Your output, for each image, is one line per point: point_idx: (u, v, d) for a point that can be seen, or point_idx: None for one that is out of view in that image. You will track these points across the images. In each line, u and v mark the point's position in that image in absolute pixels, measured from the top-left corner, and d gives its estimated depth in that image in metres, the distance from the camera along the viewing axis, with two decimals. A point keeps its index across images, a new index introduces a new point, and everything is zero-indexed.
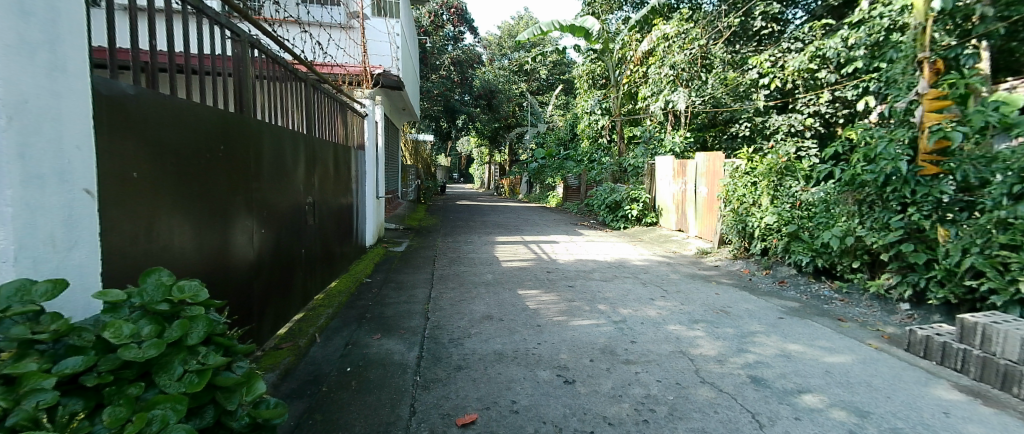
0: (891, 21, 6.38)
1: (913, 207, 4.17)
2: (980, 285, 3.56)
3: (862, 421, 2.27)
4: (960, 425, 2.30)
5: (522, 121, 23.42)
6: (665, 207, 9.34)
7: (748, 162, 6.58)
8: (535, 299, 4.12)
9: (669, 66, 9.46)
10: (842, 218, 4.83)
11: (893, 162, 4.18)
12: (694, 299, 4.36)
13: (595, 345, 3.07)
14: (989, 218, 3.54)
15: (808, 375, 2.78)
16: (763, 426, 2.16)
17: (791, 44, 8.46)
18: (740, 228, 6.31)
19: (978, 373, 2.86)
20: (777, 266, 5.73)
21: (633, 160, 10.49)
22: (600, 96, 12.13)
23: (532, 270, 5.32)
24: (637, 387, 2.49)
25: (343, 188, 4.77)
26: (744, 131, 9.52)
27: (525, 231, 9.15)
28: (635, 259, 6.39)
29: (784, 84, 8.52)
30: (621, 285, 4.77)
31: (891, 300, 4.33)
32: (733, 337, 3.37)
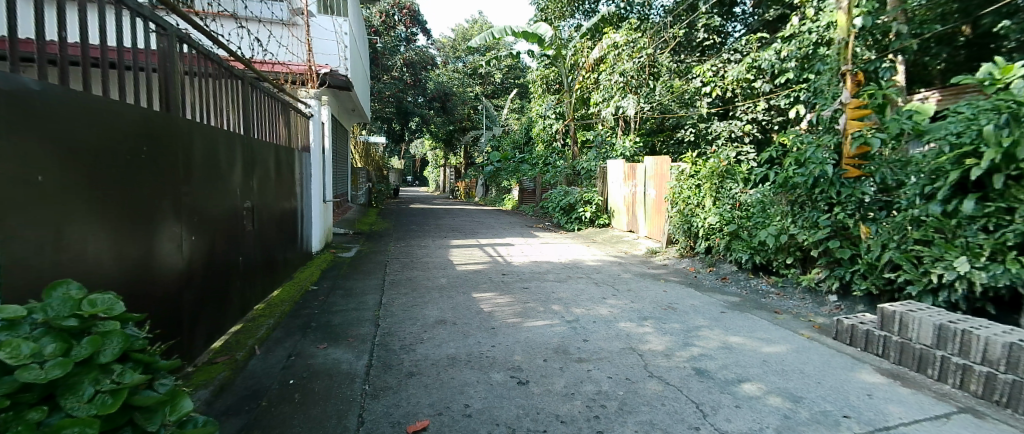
0: (818, 36, 7.03)
1: (839, 207, 4.52)
2: (897, 277, 3.90)
3: (795, 406, 2.42)
4: (881, 405, 2.50)
5: (478, 125, 23.41)
6: (616, 209, 9.62)
7: (692, 166, 6.91)
8: (489, 302, 4.11)
9: (619, 73, 9.76)
10: (776, 218, 5.17)
11: (820, 166, 4.53)
12: (643, 297, 4.52)
13: (548, 345, 3.10)
14: (905, 216, 3.89)
15: (747, 365, 2.94)
16: (706, 415, 2.26)
17: (731, 55, 9.07)
18: (685, 228, 6.62)
19: (897, 358, 3.14)
20: (719, 263, 6.05)
21: (586, 164, 10.74)
22: (554, 101, 12.71)
23: (487, 273, 5.31)
24: (589, 384, 2.53)
25: (286, 192, 4.55)
26: (689, 137, 9.97)
27: (480, 233, 9.13)
28: (588, 259, 6.54)
29: (725, 92, 9.10)
30: (575, 285, 4.87)
31: (821, 292, 4.68)
32: (679, 332, 3.51)
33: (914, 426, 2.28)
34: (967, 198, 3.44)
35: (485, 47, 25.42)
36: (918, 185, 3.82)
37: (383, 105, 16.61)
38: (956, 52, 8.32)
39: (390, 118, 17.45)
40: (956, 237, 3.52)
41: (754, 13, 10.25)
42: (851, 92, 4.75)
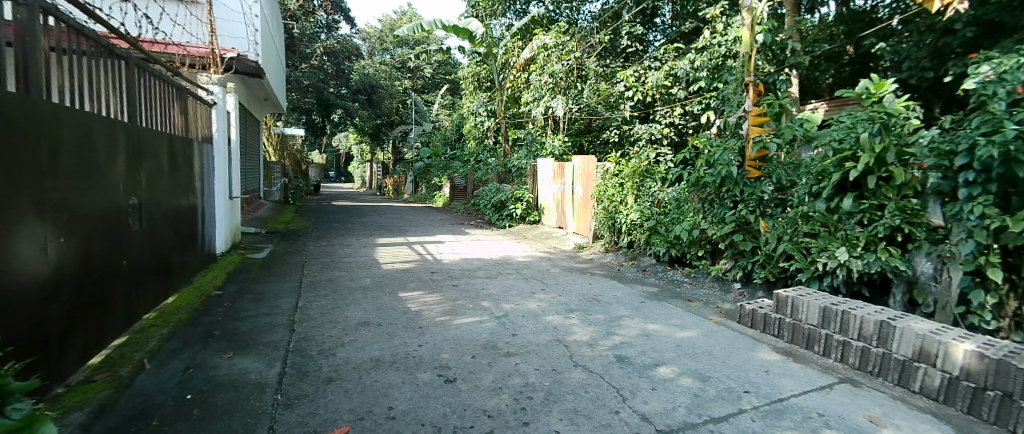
0: (726, 49, 7.65)
1: (742, 204, 4.97)
2: (790, 266, 4.39)
3: (704, 385, 2.63)
4: (776, 379, 2.80)
5: (408, 120, 22.77)
6: (546, 206, 9.83)
7: (616, 165, 7.25)
8: (416, 301, 4.01)
9: (549, 74, 9.98)
10: (690, 214, 5.58)
11: (726, 167, 4.95)
12: (570, 290, 4.67)
13: (476, 341, 3.08)
14: (796, 212, 4.38)
15: (663, 350, 3.14)
16: (626, 399, 2.38)
17: (651, 63, 9.71)
18: (610, 224, 7.02)
19: (790, 337, 3.54)
20: (640, 256, 6.43)
21: (517, 162, 10.78)
22: (486, 98, 12.71)
23: (416, 272, 5.18)
24: (517, 377, 2.56)
25: (182, 188, 4.10)
26: (614, 137, 10.46)
27: (408, 231, 8.89)
28: (518, 255, 6.63)
29: (645, 97, 9.66)
30: (505, 280, 4.91)
31: (728, 280, 5.13)
32: (603, 322, 3.67)
33: (802, 397, 2.57)
34: (846, 196, 3.95)
35: (414, 40, 24.75)
36: (807, 185, 4.31)
37: (302, 95, 15.56)
38: (841, 69, 9.63)
39: (310, 109, 16.44)
40: (837, 230, 4.04)
41: (672, 25, 10.96)
42: (752, 101, 5.27)
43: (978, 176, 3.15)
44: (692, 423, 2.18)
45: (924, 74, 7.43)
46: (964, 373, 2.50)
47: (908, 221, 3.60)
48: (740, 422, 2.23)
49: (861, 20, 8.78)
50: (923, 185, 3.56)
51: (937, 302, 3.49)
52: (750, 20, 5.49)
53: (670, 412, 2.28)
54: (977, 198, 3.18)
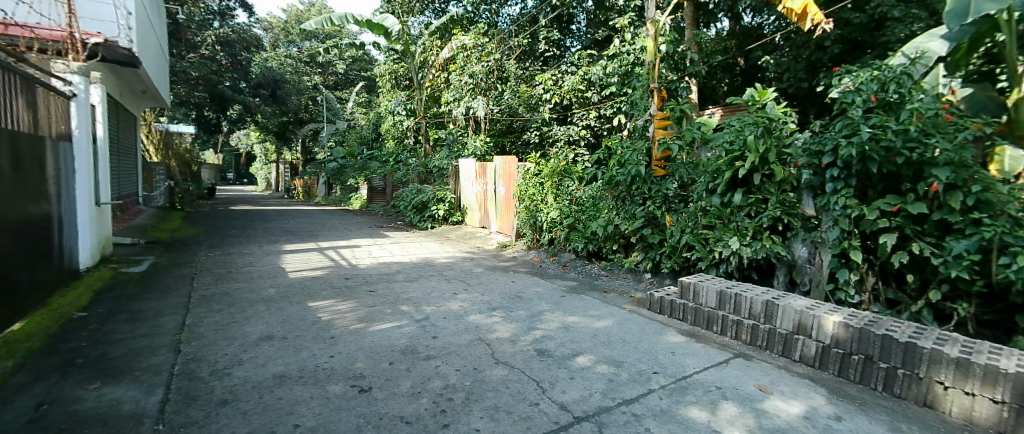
0: (634, 57, 8.07)
1: (650, 201, 5.34)
2: (691, 255, 4.80)
3: (618, 370, 2.78)
4: (682, 359, 3.04)
5: (320, 119, 21.44)
6: (469, 206, 9.81)
7: (536, 165, 7.37)
8: (327, 310, 3.77)
9: (469, 75, 10.02)
10: (605, 210, 5.87)
11: (635, 166, 5.33)
12: (492, 288, 4.68)
13: (393, 347, 2.97)
14: (696, 207, 4.78)
15: (580, 340, 3.27)
16: (545, 390, 2.44)
17: (568, 67, 9.90)
18: (531, 222, 7.19)
19: (693, 320, 3.86)
20: (560, 252, 6.67)
21: (437, 162, 10.58)
22: (404, 97, 12.37)
23: (327, 278, 4.89)
24: (437, 380, 2.50)
25: (29, 194, 3.45)
26: (534, 138, 10.59)
27: (320, 236, 8.35)
28: (439, 256, 6.52)
29: (563, 100, 9.74)
30: (426, 283, 4.80)
31: (639, 271, 5.48)
32: (524, 318, 3.72)
33: (703, 373, 2.82)
34: (736, 192, 4.39)
35: (325, 34, 23.38)
36: (705, 182, 4.73)
37: (191, 89, 13.94)
38: (733, 79, 10.71)
39: (201, 103, 14.80)
40: (729, 222, 4.48)
41: (587, 33, 11.31)
42: (657, 106, 5.69)
43: (841, 172, 3.68)
44: (607, 407, 2.30)
45: (800, 84, 8.60)
46: (834, 342, 2.91)
47: (786, 212, 4.09)
48: (650, 401, 2.39)
49: (750, 35, 9.99)
50: (798, 181, 4.08)
51: (811, 281, 4.01)
52: (654, 31, 5.90)
53: (586, 399, 2.37)
54: (840, 191, 3.70)
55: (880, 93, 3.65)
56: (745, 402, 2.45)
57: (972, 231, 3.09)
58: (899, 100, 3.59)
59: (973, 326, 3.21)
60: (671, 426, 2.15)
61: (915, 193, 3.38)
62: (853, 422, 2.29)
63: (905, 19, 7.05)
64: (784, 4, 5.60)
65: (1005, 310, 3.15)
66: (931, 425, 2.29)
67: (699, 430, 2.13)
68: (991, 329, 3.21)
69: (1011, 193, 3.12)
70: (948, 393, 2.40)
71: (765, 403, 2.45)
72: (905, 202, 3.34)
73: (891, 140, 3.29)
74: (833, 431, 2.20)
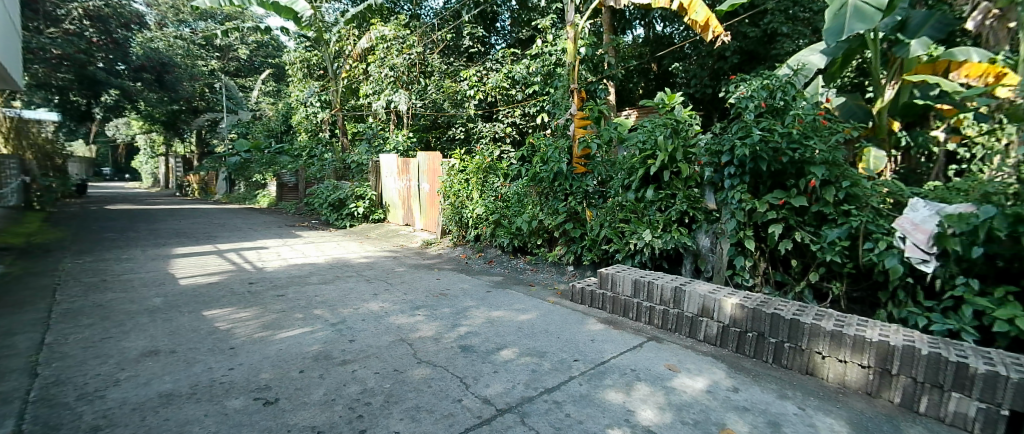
0: (556, 58, 8.21)
1: (572, 197, 5.54)
2: (609, 247, 5.06)
3: (542, 360, 2.83)
4: (601, 345, 3.17)
5: (219, 109, 19.37)
6: (391, 204, 9.48)
7: (460, 162, 7.26)
8: (227, 319, 3.41)
9: (390, 67, 9.70)
10: (529, 206, 5.96)
11: (557, 163, 5.49)
12: (415, 287, 4.56)
13: (305, 354, 2.77)
14: (614, 202, 5.03)
15: (504, 334, 3.29)
16: (469, 386, 2.41)
17: (493, 65, 9.75)
18: (456, 218, 7.12)
19: (611, 308, 4.06)
20: (486, 248, 6.70)
21: (356, 157, 10.22)
22: (318, 88, 11.63)
23: (228, 284, 4.44)
24: (353, 384, 2.37)
25: None
26: (460, 135, 10.27)
27: (220, 237, 7.57)
28: (357, 256, 6.21)
29: (487, 97, 9.53)
30: (343, 284, 4.54)
31: (562, 264, 5.66)
32: (449, 315, 3.66)
33: (619, 357, 2.98)
34: (648, 188, 4.70)
35: (224, 14, 21.16)
36: (622, 178, 4.99)
37: (53, 70, 11.89)
38: (647, 84, 11.48)
39: (67, 87, 12.68)
40: (643, 216, 4.78)
41: (512, 31, 11.16)
42: (577, 106, 5.89)
43: (736, 170, 4.08)
44: (529, 397, 2.33)
45: (705, 90, 9.46)
46: (732, 322, 3.21)
47: (692, 206, 4.44)
48: (570, 388, 2.47)
49: (662, 43, 10.76)
50: (701, 178, 4.44)
51: (713, 268, 4.39)
52: (574, 34, 6.09)
53: (509, 391, 2.39)
54: (737, 187, 4.10)
55: (769, 100, 4.08)
56: (656, 381, 2.63)
57: (842, 221, 3.58)
58: (784, 106, 4.03)
59: (844, 303, 3.72)
60: (589, 409, 2.24)
61: (797, 188, 3.84)
62: (748, 392, 2.56)
63: (792, 35, 8.04)
64: (689, 15, 6.04)
65: (869, 288, 3.68)
66: (812, 390, 2.63)
67: (615, 411, 2.24)
68: (859, 305, 3.75)
69: (873, 188, 3.65)
70: (825, 361, 2.77)
71: (674, 381, 2.64)
72: (789, 196, 3.79)
73: (778, 141, 3.71)
74: (731, 401, 2.43)
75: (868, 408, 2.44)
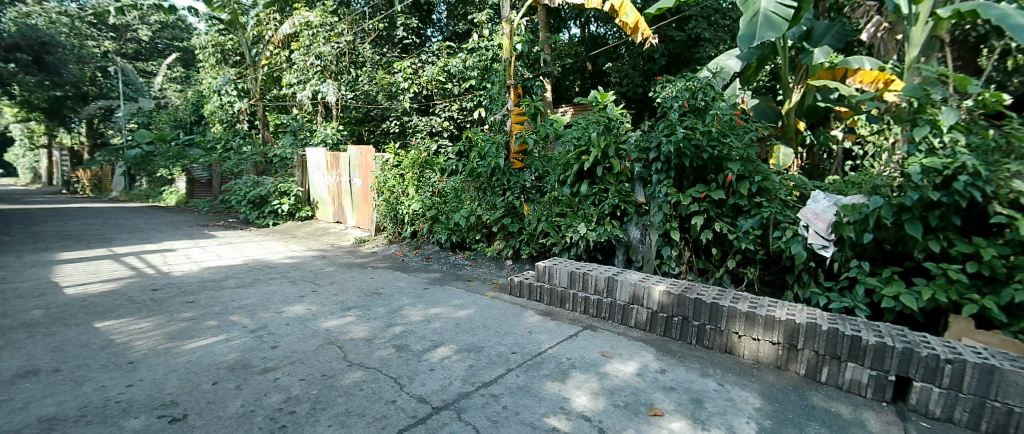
0: (492, 53, 8.17)
1: (510, 192, 5.57)
2: (547, 241, 5.14)
3: (479, 355, 2.82)
4: (538, 337, 3.22)
5: (115, 96, 17.19)
6: (320, 200, 9.01)
7: (395, 156, 7.02)
8: (124, 331, 3.04)
9: (316, 55, 9.28)
10: (467, 201, 5.90)
11: (494, 159, 5.49)
12: (347, 287, 4.35)
13: (219, 364, 2.53)
14: (550, 196, 5.12)
15: (441, 331, 3.23)
16: (403, 386, 2.34)
17: (427, 57, 9.39)
18: (391, 215, 6.89)
19: (548, 300, 4.13)
20: (424, 245, 6.56)
21: (279, 150, 9.58)
22: (233, 74, 10.73)
23: (127, 292, 3.97)
24: (275, 394, 2.21)
25: None
26: (394, 128, 9.85)
27: (118, 240, 6.75)
28: (283, 257, 5.82)
29: (422, 90, 9.19)
30: (265, 287, 4.23)
31: (502, 258, 5.68)
32: (382, 315, 3.53)
33: (555, 347, 3.04)
34: (583, 182, 4.84)
35: None
36: (558, 173, 5.09)
37: None
38: (581, 82, 11.81)
39: None
40: (578, 210, 4.89)
41: (448, 24, 10.79)
42: (513, 102, 5.91)
43: (662, 165, 4.30)
44: (466, 392, 2.31)
45: (637, 89, 9.91)
46: (660, 308, 3.39)
47: (623, 200, 4.63)
48: (508, 380, 2.48)
49: (596, 43, 11.13)
50: (631, 173, 4.63)
51: (643, 257, 4.60)
52: (509, 30, 6.05)
53: (445, 388, 2.35)
54: (663, 181, 4.32)
55: (691, 100, 4.33)
56: (590, 368, 2.71)
57: (755, 212, 3.90)
58: (705, 106, 4.31)
59: (758, 285, 4.07)
60: (525, 400, 2.26)
61: (717, 182, 4.12)
62: (674, 373, 2.71)
63: (713, 40, 8.59)
64: (620, 17, 6.26)
65: (778, 271, 4.05)
66: (730, 367, 2.85)
67: (551, 400, 2.28)
68: (770, 287, 4.10)
69: (781, 182, 4.01)
70: (741, 340, 3.01)
71: (606, 367, 2.74)
72: (709, 190, 4.07)
73: (699, 139, 3.97)
74: (658, 382, 2.57)
75: (778, 380, 2.68)
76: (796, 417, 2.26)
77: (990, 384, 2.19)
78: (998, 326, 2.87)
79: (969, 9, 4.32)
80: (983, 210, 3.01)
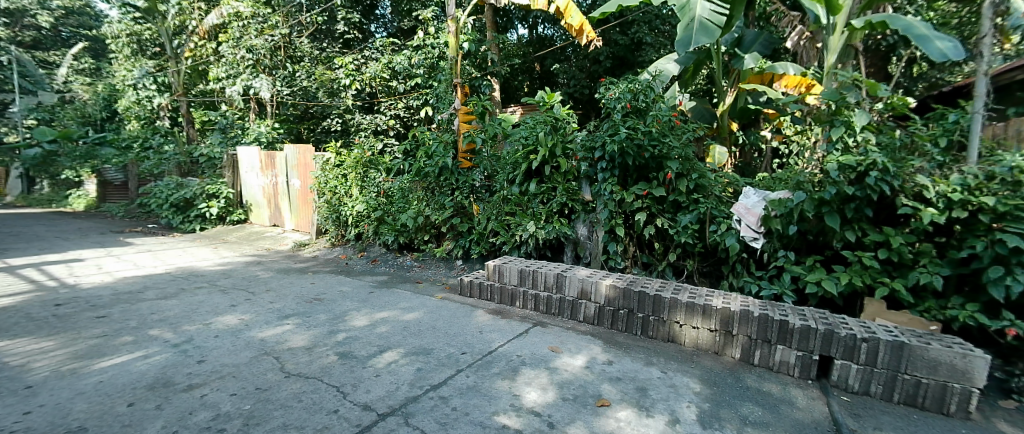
0: (439, 51, 8.04)
1: (459, 192, 5.51)
2: (497, 239, 5.14)
3: (427, 358, 2.75)
4: (488, 336, 3.20)
5: (9, 89, 15.21)
6: (255, 203, 8.51)
7: (337, 156, 6.74)
8: (19, 352, 2.69)
9: (247, 48, 8.79)
10: (414, 202, 5.77)
11: (442, 158, 5.41)
12: (286, 294, 4.11)
13: (137, 383, 2.31)
14: (499, 196, 5.12)
15: (388, 335, 3.14)
16: (347, 394, 2.24)
17: (371, 53, 9.02)
18: (334, 217, 6.61)
19: (499, 298, 4.13)
20: (369, 247, 6.35)
21: (207, 150, 8.91)
22: (153, 66, 10.00)
23: (24, 308, 3.52)
24: (202, 411, 2.04)
25: None
26: (336, 126, 9.41)
27: (13, 250, 5.98)
28: (213, 264, 5.42)
29: (365, 87, 8.83)
30: (192, 298, 3.90)
31: (451, 259, 5.61)
32: (325, 322, 3.37)
33: (505, 345, 3.04)
34: (531, 181, 4.88)
35: None
36: (507, 172, 5.10)
37: None
38: (530, 83, 11.90)
39: None
40: (527, 208, 4.93)
41: (392, 20, 10.29)
42: (460, 101, 5.85)
43: (607, 164, 4.42)
44: (414, 396, 2.25)
45: (583, 90, 10.13)
46: (607, 302, 3.48)
47: (571, 198, 4.71)
48: (457, 381, 2.44)
49: (543, 44, 11.27)
50: (578, 172, 4.72)
51: (590, 253, 4.71)
52: (455, 28, 6.01)
53: (392, 393, 2.27)
54: (607, 180, 4.45)
55: (633, 101, 4.46)
56: (539, 364, 2.73)
57: (693, 207, 4.14)
58: (645, 107, 4.46)
59: (697, 277, 4.28)
60: (475, 400, 2.24)
61: (658, 180, 4.30)
62: (620, 363, 2.79)
63: (654, 45, 8.96)
64: (565, 19, 6.37)
65: (714, 263, 4.28)
66: (673, 355, 2.98)
67: (501, 397, 2.28)
68: (707, 278, 4.32)
69: (716, 179, 4.25)
70: (682, 329, 3.15)
71: (556, 362, 2.78)
72: (651, 188, 4.24)
73: (640, 139, 4.12)
74: (606, 373, 2.64)
75: (715, 365, 2.84)
76: (732, 399, 2.40)
77: (900, 359, 2.43)
78: (906, 306, 3.19)
79: (878, 21, 4.71)
80: (892, 202, 3.32)
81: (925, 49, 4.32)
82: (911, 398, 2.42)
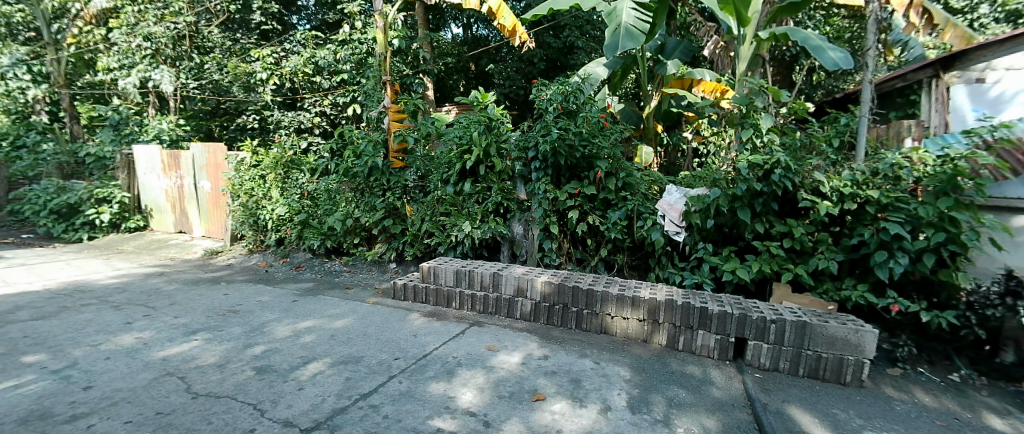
0: (366, 47, 7.81)
1: (390, 192, 5.34)
2: (432, 240, 5.04)
3: (357, 366, 2.63)
4: (423, 340, 3.13)
5: None
6: (157, 208, 7.70)
7: (253, 155, 6.26)
8: None
9: (144, 37, 7.98)
10: (342, 204, 5.50)
11: (371, 158, 5.21)
12: (194, 307, 3.75)
13: (5, 417, 1.98)
14: (433, 196, 5.03)
15: (314, 345, 2.96)
16: (265, 412, 2.08)
17: (292, 45, 8.43)
18: (251, 221, 6.13)
19: (434, 300, 4.05)
20: (293, 253, 5.96)
21: (96, 149, 7.88)
22: (25, 53, 8.78)
23: None
24: None
25: None
26: (253, 124, 8.70)
27: None
28: (105, 277, 4.81)
29: (286, 83, 8.20)
30: (77, 316, 3.44)
31: (384, 262, 5.42)
32: (240, 335, 3.11)
33: (441, 347, 2.98)
34: (466, 181, 4.84)
35: None
36: (440, 173, 5.01)
37: None
38: (464, 82, 11.78)
39: None
40: (462, 208, 4.90)
41: (316, 12, 9.69)
42: (391, 99, 5.62)
43: (539, 164, 4.50)
44: (342, 407, 2.14)
45: (517, 90, 10.21)
46: (543, 298, 3.54)
47: (506, 197, 4.74)
48: (389, 388, 2.36)
49: (477, 44, 11.24)
50: (513, 171, 4.76)
51: (526, 251, 4.77)
52: (383, 23, 5.79)
53: (317, 406, 2.14)
54: (541, 179, 4.53)
55: (564, 103, 4.53)
56: (475, 364, 2.72)
57: (621, 205, 4.32)
58: (576, 109, 4.56)
59: (627, 270, 4.49)
60: (408, 406, 2.18)
61: (589, 179, 4.45)
62: (556, 357, 2.85)
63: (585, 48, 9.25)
64: (498, 20, 6.39)
65: (642, 256, 4.50)
66: (606, 346, 3.09)
67: (436, 401, 2.23)
68: (636, 270, 4.54)
69: (642, 178, 4.47)
70: (614, 320, 3.28)
71: (492, 361, 2.78)
72: (582, 186, 4.38)
73: (571, 139, 4.24)
74: (541, 368, 2.68)
75: (645, 353, 2.99)
76: (659, 383, 2.53)
77: (803, 337, 2.70)
78: (808, 288, 3.57)
79: (781, 33, 5.24)
80: (794, 196, 3.69)
81: (821, 59, 4.85)
82: (815, 372, 2.70)
